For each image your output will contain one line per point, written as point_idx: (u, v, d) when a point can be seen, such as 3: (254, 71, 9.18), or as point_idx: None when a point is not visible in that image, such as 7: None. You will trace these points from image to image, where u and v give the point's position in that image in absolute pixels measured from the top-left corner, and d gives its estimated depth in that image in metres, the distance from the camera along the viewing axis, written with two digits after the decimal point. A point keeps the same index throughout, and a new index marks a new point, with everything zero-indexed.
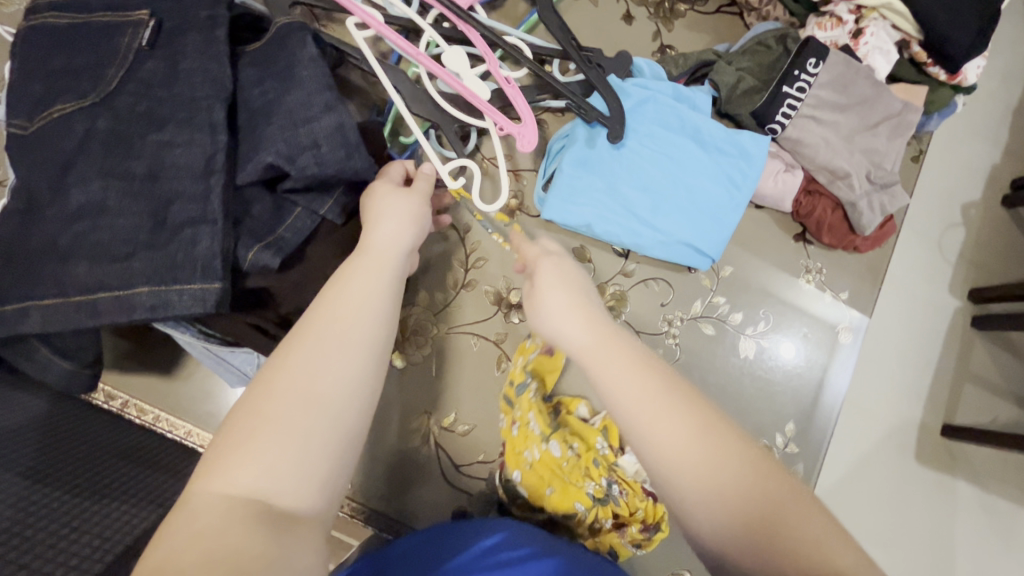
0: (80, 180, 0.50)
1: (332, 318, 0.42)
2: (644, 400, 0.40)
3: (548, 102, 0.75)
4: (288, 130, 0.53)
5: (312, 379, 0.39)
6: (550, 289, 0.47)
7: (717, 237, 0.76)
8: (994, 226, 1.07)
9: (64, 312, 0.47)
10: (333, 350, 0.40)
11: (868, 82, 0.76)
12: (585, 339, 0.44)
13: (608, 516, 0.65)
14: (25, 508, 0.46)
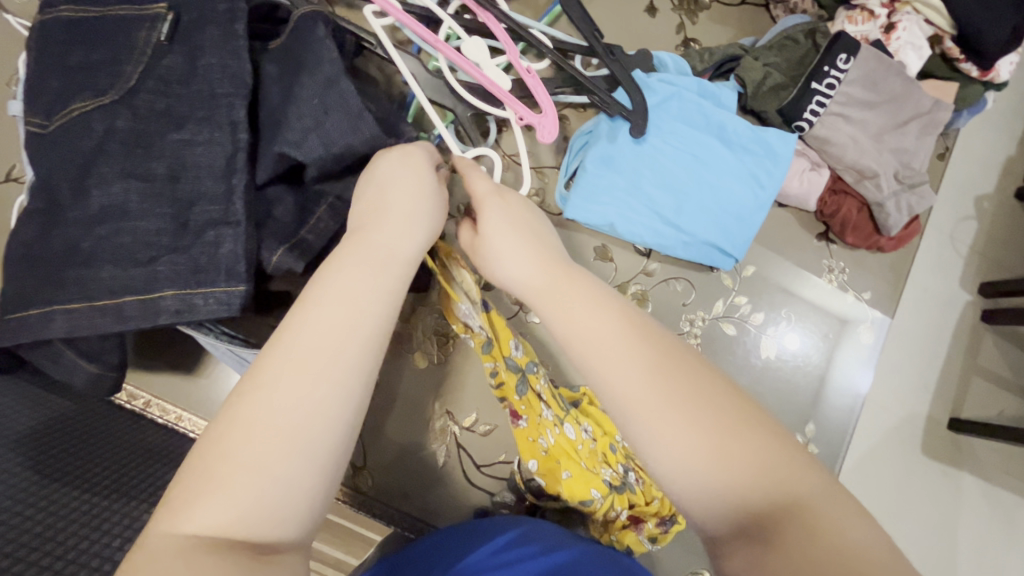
0: (100, 181, 0.49)
1: (307, 331, 0.38)
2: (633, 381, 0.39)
3: (567, 96, 0.73)
4: (312, 129, 0.52)
5: (296, 405, 0.35)
6: (496, 232, 0.50)
7: (741, 237, 0.75)
8: (1014, 223, 1.06)
9: (87, 317, 0.46)
10: (308, 367, 0.37)
11: (899, 79, 0.74)
12: (533, 276, 0.47)
13: (625, 504, 0.65)
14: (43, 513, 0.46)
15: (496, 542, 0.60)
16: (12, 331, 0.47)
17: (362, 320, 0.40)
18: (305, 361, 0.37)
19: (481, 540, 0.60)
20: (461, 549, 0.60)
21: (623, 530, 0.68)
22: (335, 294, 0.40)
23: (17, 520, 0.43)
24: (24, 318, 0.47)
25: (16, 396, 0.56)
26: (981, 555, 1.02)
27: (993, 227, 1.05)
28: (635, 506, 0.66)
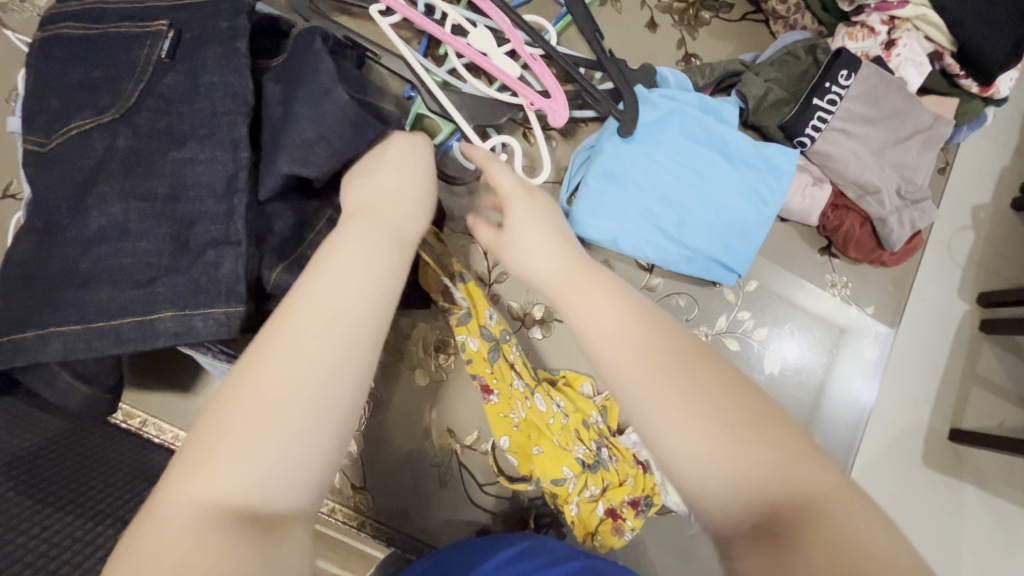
0: (99, 201, 0.49)
1: (316, 298, 0.38)
2: (626, 352, 0.39)
3: (574, 111, 0.74)
4: (310, 143, 0.51)
5: (292, 361, 0.35)
6: (521, 229, 0.51)
7: (744, 253, 0.75)
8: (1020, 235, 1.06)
9: (82, 339, 0.45)
10: (318, 329, 0.37)
11: (900, 95, 0.74)
12: (556, 272, 0.48)
13: (597, 487, 0.66)
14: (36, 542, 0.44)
15: (500, 557, 0.59)
16: (7, 354, 0.46)
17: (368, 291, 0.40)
18: (321, 324, 0.37)
19: (485, 555, 0.60)
20: (465, 563, 0.59)
21: (603, 528, 0.68)
22: (339, 265, 0.41)
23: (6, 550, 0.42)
24: (19, 340, 0.46)
25: (10, 416, 0.55)
26: None
27: (992, 239, 1.05)
28: (608, 490, 0.67)
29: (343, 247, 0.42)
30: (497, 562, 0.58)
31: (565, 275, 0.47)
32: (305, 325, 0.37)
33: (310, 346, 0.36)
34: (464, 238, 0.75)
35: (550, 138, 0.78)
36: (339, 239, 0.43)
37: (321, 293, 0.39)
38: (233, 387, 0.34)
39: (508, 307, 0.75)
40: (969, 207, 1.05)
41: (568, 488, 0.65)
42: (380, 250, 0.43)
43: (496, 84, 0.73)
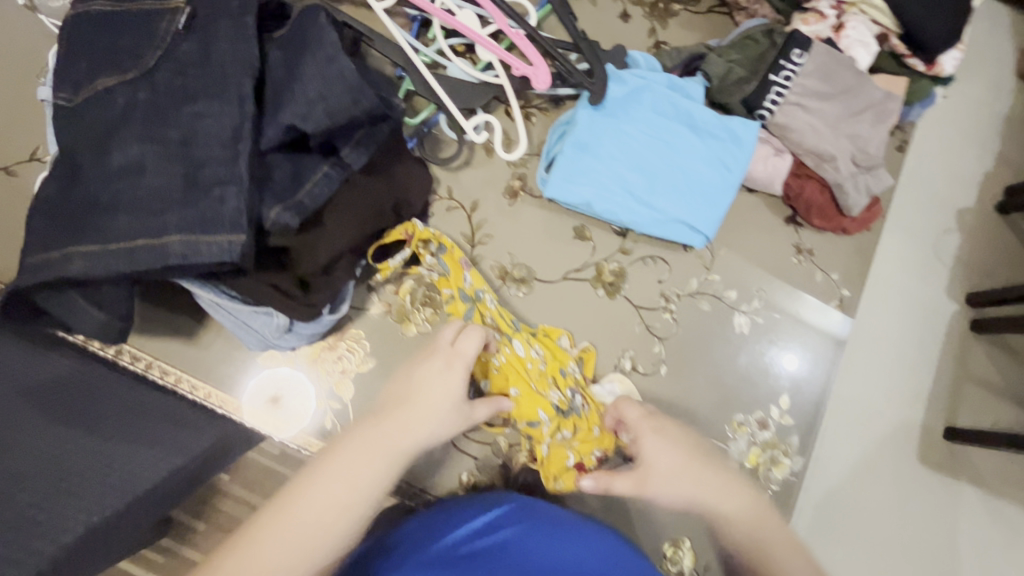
0: (120, 144, 0.55)
1: (354, 454, 0.52)
2: (697, 486, 0.60)
3: (558, 89, 0.81)
4: (311, 100, 0.57)
5: (343, 476, 0.51)
6: (652, 437, 0.63)
7: (710, 216, 0.80)
8: (995, 231, 1.15)
9: (102, 261, 0.51)
10: (347, 482, 0.51)
11: (850, 73, 0.81)
12: (677, 464, 0.61)
13: (569, 431, 0.71)
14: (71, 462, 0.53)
15: (477, 524, 0.63)
16: (34, 273, 0.52)
17: (389, 457, 0.54)
18: (381, 444, 0.54)
19: (463, 521, 0.63)
20: (444, 527, 0.62)
21: (567, 473, 0.71)
22: (380, 435, 0.55)
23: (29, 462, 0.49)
24: (46, 259, 0.52)
25: (28, 355, 0.61)
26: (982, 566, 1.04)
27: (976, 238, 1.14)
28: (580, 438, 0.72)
29: (390, 417, 0.57)
30: (475, 529, 0.62)
31: (687, 470, 0.61)
32: (338, 474, 0.51)
33: (334, 495, 0.50)
34: (451, 203, 0.80)
35: (531, 116, 0.84)
36: (393, 419, 0.56)
37: (363, 454, 0.53)
38: (308, 480, 0.51)
39: (491, 266, 0.80)
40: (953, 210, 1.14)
41: (542, 427, 0.70)
42: (415, 425, 0.57)
43: (481, 63, 0.80)
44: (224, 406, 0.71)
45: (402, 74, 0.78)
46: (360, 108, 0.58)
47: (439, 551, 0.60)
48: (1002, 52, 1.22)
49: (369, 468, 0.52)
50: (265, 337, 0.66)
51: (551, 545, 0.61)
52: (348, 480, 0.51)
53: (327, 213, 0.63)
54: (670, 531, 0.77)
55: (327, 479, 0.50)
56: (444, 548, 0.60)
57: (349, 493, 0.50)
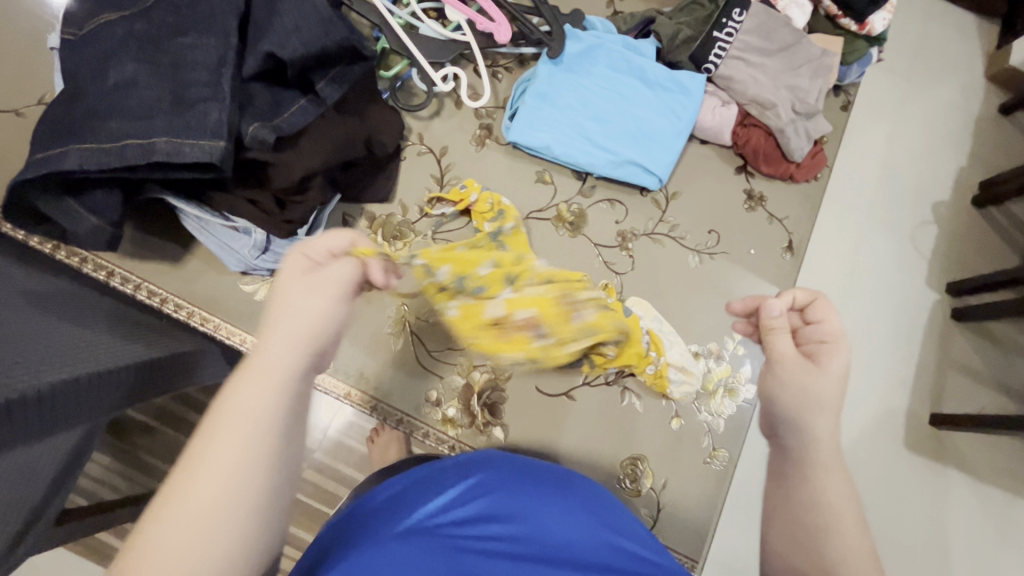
0: (116, 64, 0.62)
1: (235, 412, 0.38)
2: (841, 491, 0.47)
3: (524, 49, 0.90)
4: (290, 31, 0.65)
5: (224, 441, 0.36)
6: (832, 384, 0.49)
7: (662, 160, 0.87)
8: (965, 220, 1.28)
9: (96, 156, 0.58)
10: (243, 444, 0.37)
11: (787, 30, 0.88)
12: (830, 441, 0.49)
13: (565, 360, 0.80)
14: (62, 332, 0.58)
15: (447, 497, 0.58)
16: (34, 168, 0.58)
17: (284, 389, 0.40)
18: (257, 383, 0.39)
19: (432, 493, 0.58)
20: (411, 500, 0.57)
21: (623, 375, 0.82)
22: (252, 379, 0.39)
23: (30, 327, 0.56)
24: (45, 156, 0.58)
25: (28, 271, 0.68)
26: (966, 541, 1.14)
27: (953, 230, 1.28)
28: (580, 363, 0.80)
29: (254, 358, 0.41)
30: (446, 500, 0.57)
31: (836, 460, 0.48)
32: (226, 441, 0.37)
33: (224, 466, 0.36)
34: (421, 148, 0.87)
35: (498, 74, 0.91)
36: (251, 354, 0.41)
37: (245, 411, 0.38)
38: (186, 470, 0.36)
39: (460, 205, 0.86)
40: (928, 204, 1.28)
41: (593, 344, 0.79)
42: (288, 349, 0.41)
43: (451, 25, 0.87)
44: (206, 324, 0.77)
45: (378, 34, 0.87)
46: (332, 39, 0.67)
47: (407, 523, 0.54)
48: (961, 63, 1.38)
49: (252, 414, 0.38)
50: (244, 258, 0.73)
51: (531, 505, 0.58)
52: (241, 442, 0.37)
53: (303, 139, 0.70)
54: (625, 450, 0.81)
55: (210, 457, 0.36)
56: (413, 520, 0.54)
57: (253, 457, 0.37)
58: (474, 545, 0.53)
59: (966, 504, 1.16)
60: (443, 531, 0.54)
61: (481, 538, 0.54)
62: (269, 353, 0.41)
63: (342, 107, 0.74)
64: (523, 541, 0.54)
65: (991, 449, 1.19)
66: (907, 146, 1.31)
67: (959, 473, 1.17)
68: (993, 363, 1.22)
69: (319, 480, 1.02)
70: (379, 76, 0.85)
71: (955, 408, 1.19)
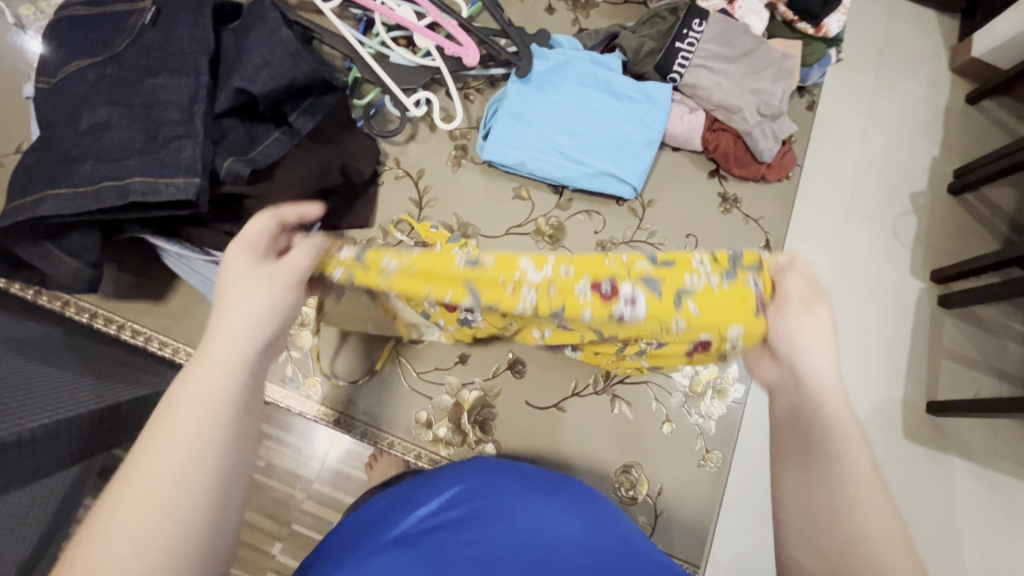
0: (89, 108, 0.63)
1: (185, 402, 0.35)
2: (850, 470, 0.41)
3: (495, 70, 0.92)
4: (259, 67, 0.67)
5: (192, 402, 0.36)
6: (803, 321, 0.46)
7: (635, 169, 0.89)
8: (943, 209, 1.31)
9: (71, 202, 0.58)
10: (203, 419, 0.35)
11: (747, 36, 0.92)
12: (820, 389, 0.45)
13: (635, 278, 0.49)
14: (44, 376, 0.58)
15: (433, 506, 0.57)
16: (10, 218, 0.59)
17: (244, 368, 0.39)
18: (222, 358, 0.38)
19: (416, 504, 0.58)
20: (400, 513, 0.57)
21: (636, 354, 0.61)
22: (215, 353, 0.39)
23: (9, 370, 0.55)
24: (21, 205, 0.59)
25: (11, 319, 0.68)
26: (975, 529, 1.14)
27: (933, 220, 1.30)
28: (651, 272, 0.50)
29: (203, 348, 0.39)
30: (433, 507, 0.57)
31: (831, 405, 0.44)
32: (188, 414, 0.35)
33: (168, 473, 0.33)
34: (399, 172, 0.88)
35: (470, 95, 0.93)
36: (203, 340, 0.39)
37: (208, 380, 0.37)
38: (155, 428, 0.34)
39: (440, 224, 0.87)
40: (907, 195, 1.31)
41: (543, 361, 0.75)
42: (249, 329, 0.40)
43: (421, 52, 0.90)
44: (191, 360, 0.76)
45: (350, 65, 0.89)
46: (301, 70, 0.69)
47: (396, 531, 0.53)
48: (926, 58, 1.42)
49: (204, 399, 0.36)
50: None
51: (519, 508, 0.56)
52: (196, 427, 0.35)
53: (279, 169, 0.71)
54: (618, 458, 0.81)
55: (158, 455, 0.33)
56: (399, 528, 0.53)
57: (207, 454, 0.34)
58: (462, 548, 0.50)
59: (970, 490, 1.16)
60: (430, 537, 0.52)
61: (467, 542, 0.51)
62: (225, 341, 0.40)
63: (316, 136, 0.75)
64: (512, 544, 0.51)
65: (989, 434, 1.19)
66: (878, 139, 1.34)
67: (960, 460, 1.17)
68: (983, 348, 1.23)
69: (318, 508, 1.00)
70: (353, 104, 0.87)
71: (950, 395, 1.20)
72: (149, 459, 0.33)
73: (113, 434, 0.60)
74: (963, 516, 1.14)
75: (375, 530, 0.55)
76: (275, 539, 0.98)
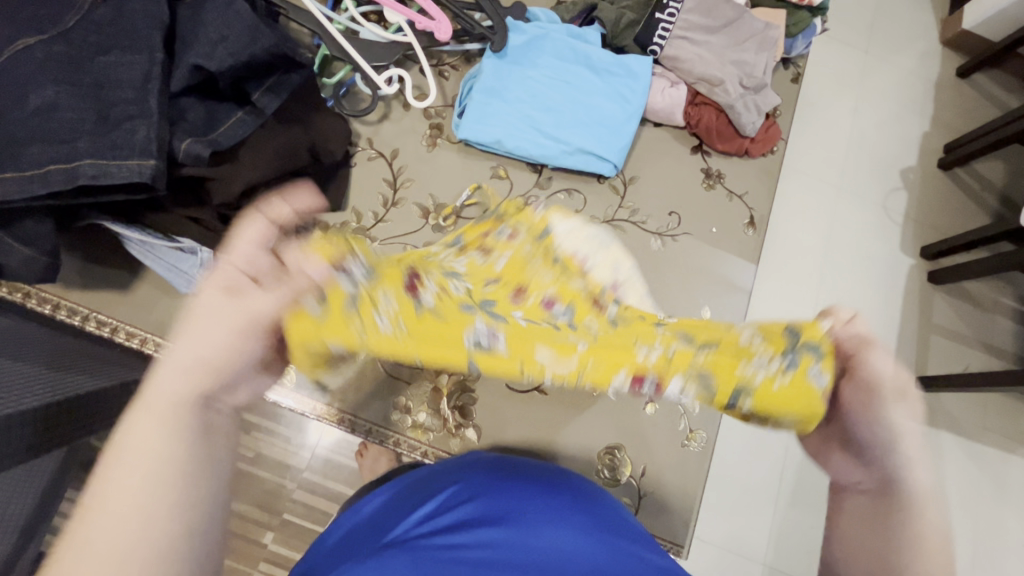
0: (34, 87, 0.59)
1: (140, 437, 0.34)
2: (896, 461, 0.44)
3: (470, 45, 0.89)
4: (215, 41, 0.64)
5: (145, 431, 0.35)
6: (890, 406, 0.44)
7: (616, 145, 0.87)
8: (932, 183, 1.30)
9: (18, 186, 0.56)
10: (151, 462, 0.34)
11: (729, 6, 0.89)
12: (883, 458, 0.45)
13: (702, 376, 0.44)
14: (14, 368, 0.56)
15: (423, 512, 0.54)
16: None
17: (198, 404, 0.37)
18: (188, 387, 0.37)
19: (414, 507, 0.55)
20: (389, 520, 0.54)
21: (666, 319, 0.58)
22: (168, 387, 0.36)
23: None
24: None
25: None
26: (964, 501, 1.14)
27: (922, 193, 1.29)
28: (701, 363, 0.45)
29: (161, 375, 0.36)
30: (432, 508, 0.54)
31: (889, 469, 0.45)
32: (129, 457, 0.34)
33: (128, 523, 0.32)
34: (372, 152, 0.85)
35: (445, 72, 0.90)
36: (155, 374, 0.36)
37: (168, 416, 0.36)
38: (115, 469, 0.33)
39: (415, 206, 0.85)
40: (896, 170, 1.29)
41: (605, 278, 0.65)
42: (215, 357, 0.38)
43: (392, 27, 0.86)
44: (161, 350, 0.75)
45: (318, 42, 0.85)
46: (260, 46, 0.65)
47: (391, 535, 0.51)
48: (915, 29, 1.39)
49: (153, 439, 0.34)
50: (194, 278, 0.72)
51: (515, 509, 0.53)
52: (147, 467, 0.33)
53: (242, 151, 0.68)
54: (603, 440, 0.80)
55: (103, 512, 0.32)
56: (395, 531, 0.52)
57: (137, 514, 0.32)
58: (454, 551, 0.48)
59: (959, 463, 1.16)
60: (423, 541, 0.49)
61: (458, 545, 0.49)
62: (181, 369, 0.37)
63: (281, 115, 0.72)
64: (502, 540, 0.49)
65: (978, 408, 1.19)
66: (867, 112, 1.32)
67: (949, 434, 1.17)
68: (972, 322, 1.23)
69: (310, 498, 0.90)
70: (322, 84, 0.84)
71: (939, 369, 1.19)
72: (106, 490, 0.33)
73: (88, 424, 0.60)
74: (952, 489, 1.14)
75: (369, 535, 0.52)
76: (266, 531, 0.88)
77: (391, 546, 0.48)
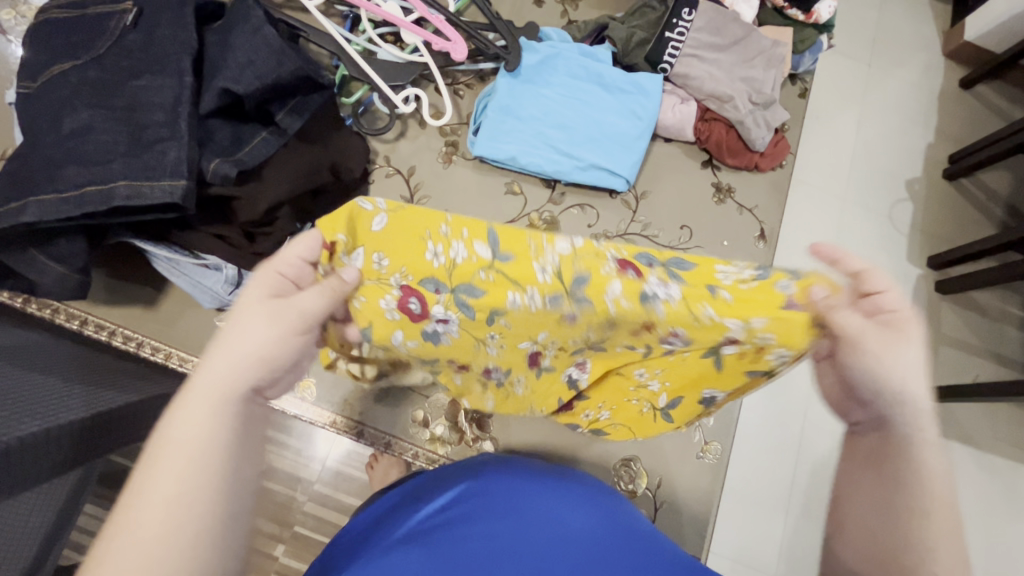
0: (71, 111, 0.61)
1: (175, 436, 0.37)
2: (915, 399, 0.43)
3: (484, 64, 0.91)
4: (243, 65, 0.67)
5: (182, 429, 0.37)
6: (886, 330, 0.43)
7: (627, 161, 0.88)
8: (938, 194, 1.31)
9: (56, 208, 0.58)
10: (184, 456, 0.36)
11: (737, 24, 0.91)
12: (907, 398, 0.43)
13: (696, 306, 0.43)
14: (46, 387, 0.57)
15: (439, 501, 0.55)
16: None
17: (225, 402, 0.39)
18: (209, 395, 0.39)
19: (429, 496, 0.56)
20: (405, 508, 0.55)
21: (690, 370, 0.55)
22: (201, 391, 0.39)
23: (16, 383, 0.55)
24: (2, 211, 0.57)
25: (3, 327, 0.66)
26: (977, 513, 1.13)
27: (928, 204, 1.30)
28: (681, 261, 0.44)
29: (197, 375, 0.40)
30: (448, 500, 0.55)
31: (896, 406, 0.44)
32: (166, 459, 0.36)
33: (157, 532, 0.34)
34: (389, 170, 0.88)
35: (459, 91, 0.93)
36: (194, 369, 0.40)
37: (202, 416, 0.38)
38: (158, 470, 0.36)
39: None
40: (903, 181, 1.31)
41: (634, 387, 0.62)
42: (233, 363, 0.40)
43: (408, 47, 0.88)
44: (185, 364, 0.76)
45: (337, 63, 0.88)
46: (285, 69, 0.68)
47: (409, 526, 0.52)
48: (919, 42, 1.41)
49: (189, 439, 0.37)
50: (218, 294, 0.72)
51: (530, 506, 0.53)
52: (187, 464, 0.36)
53: (266, 170, 0.70)
54: (618, 451, 0.81)
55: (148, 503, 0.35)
56: (413, 522, 0.53)
57: (178, 504, 0.35)
58: (472, 549, 0.49)
59: (972, 475, 1.15)
60: (441, 535, 0.51)
61: (472, 539, 0.50)
62: (212, 369, 0.40)
63: (303, 134, 0.74)
64: (516, 539, 0.50)
65: (990, 419, 1.19)
66: (872, 125, 1.34)
67: (960, 445, 1.17)
68: (982, 333, 1.23)
69: (320, 510, 0.90)
70: (341, 103, 0.86)
71: (948, 380, 1.19)
72: (148, 491, 0.35)
73: (114, 439, 0.60)
74: (964, 501, 1.13)
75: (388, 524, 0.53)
76: (277, 543, 0.89)
77: (410, 543, 0.49)
